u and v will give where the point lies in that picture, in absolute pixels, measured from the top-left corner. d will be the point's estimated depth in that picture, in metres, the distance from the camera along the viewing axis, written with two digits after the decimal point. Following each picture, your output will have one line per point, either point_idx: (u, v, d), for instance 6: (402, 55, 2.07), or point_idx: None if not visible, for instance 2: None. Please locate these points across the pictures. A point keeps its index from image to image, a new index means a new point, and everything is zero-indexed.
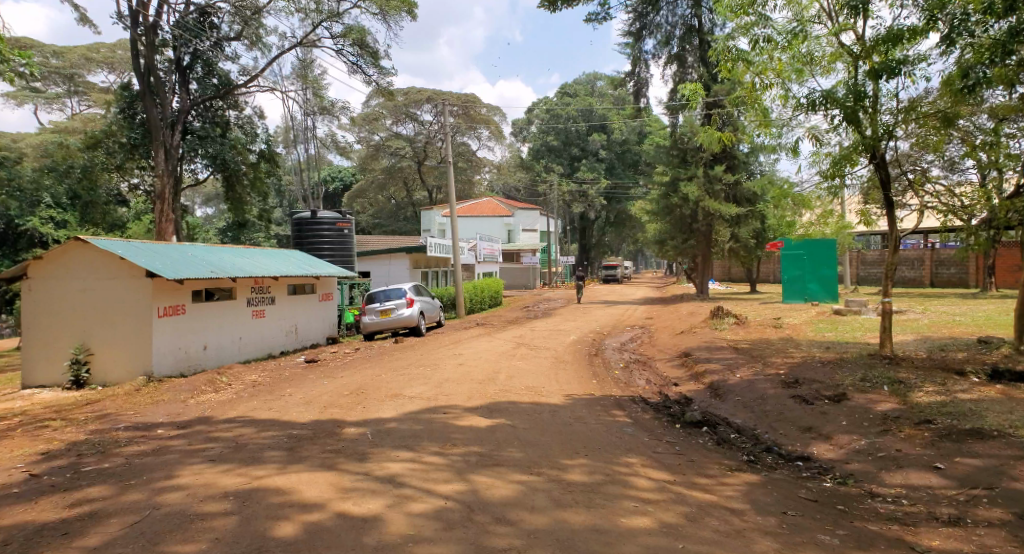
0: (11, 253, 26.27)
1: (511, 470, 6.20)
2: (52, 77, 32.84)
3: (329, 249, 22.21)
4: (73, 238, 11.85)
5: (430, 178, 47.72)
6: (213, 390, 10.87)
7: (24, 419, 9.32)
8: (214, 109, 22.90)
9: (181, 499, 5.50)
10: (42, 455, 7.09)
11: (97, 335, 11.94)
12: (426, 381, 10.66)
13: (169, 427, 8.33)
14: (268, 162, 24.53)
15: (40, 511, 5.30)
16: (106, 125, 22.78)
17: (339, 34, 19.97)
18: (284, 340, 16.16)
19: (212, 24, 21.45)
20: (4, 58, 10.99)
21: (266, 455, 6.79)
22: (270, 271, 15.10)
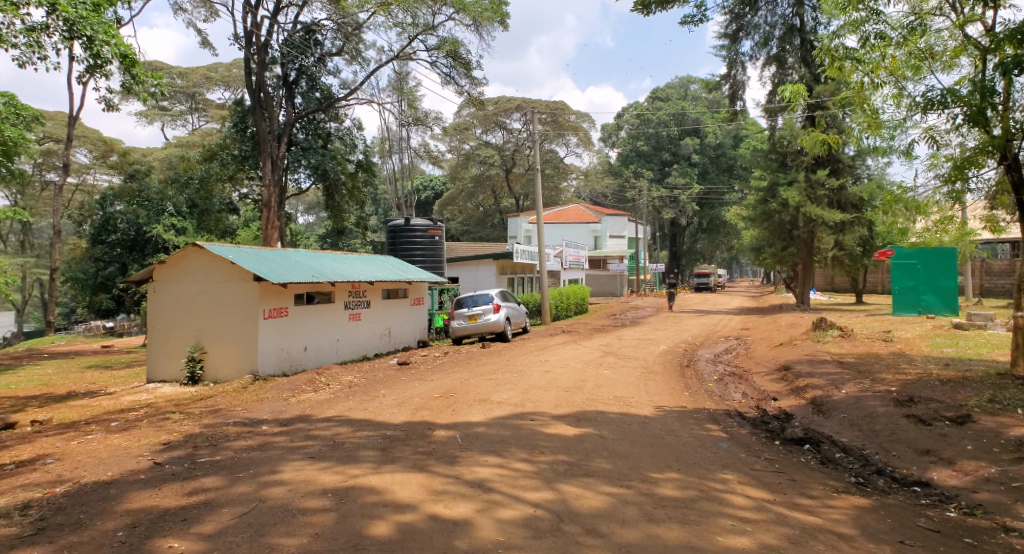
0: (139, 258, 28.94)
1: (601, 481, 6.09)
2: (177, 96, 35.84)
3: (421, 255, 22.79)
4: (191, 244, 12.74)
5: (517, 185, 48.09)
6: (312, 390, 11.36)
7: (148, 411, 10.09)
8: (316, 122, 24.12)
9: (285, 494, 5.77)
10: (163, 445, 7.63)
11: (211, 334, 12.77)
12: (513, 387, 10.68)
13: (272, 424, 8.77)
14: (365, 171, 25.52)
15: (162, 498, 5.70)
16: (222, 138, 24.41)
17: (434, 47, 20.51)
18: (378, 343, 16.71)
19: (316, 41, 22.58)
20: (138, 78, 11.98)
21: (361, 454, 7.01)
22: (366, 275, 15.66)
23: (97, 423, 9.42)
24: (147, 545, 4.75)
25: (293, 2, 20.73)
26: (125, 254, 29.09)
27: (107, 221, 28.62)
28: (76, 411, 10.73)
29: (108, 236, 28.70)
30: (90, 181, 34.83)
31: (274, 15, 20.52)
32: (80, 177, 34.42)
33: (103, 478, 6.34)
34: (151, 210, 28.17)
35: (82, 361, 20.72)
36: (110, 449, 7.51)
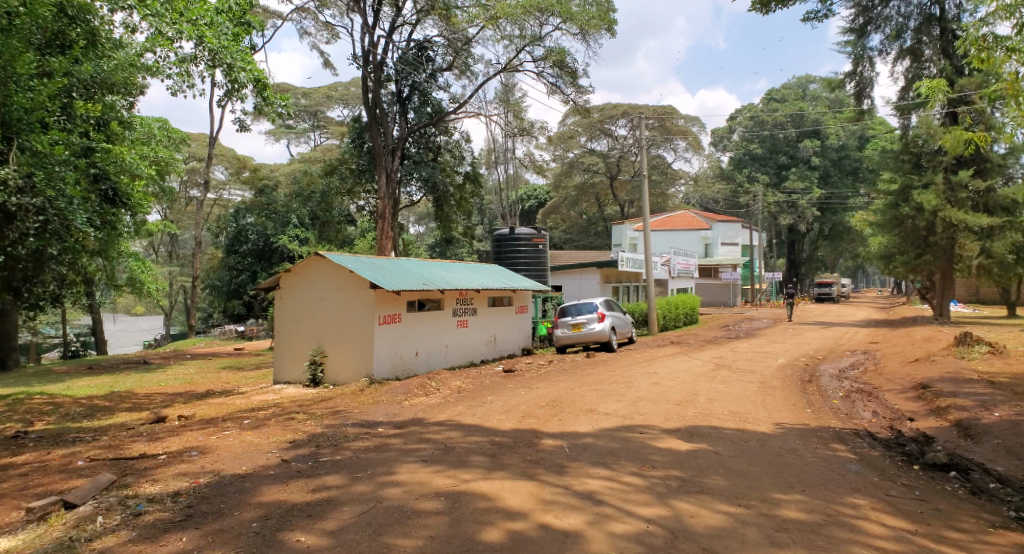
0: (267, 267, 31.13)
1: (717, 499, 5.84)
2: (301, 114, 38.32)
3: (525, 264, 22.95)
4: (314, 253, 13.51)
5: (623, 192, 47.46)
6: (423, 394, 11.69)
7: (276, 411, 10.78)
8: (427, 136, 24.96)
9: (400, 495, 5.95)
10: (290, 443, 8.11)
11: (331, 338, 13.47)
12: (620, 398, 10.47)
13: (386, 426, 9.10)
14: (472, 182, 26.04)
15: (291, 492, 6.05)
16: (341, 153, 25.83)
17: (541, 57, 20.71)
18: (485, 350, 16.98)
19: (428, 57, 23.45)
20: (268, 100, 12.91)
21: (472, 459, 7.11)
22: (474, 284, 15.96)
23: (233, 420, 10.17)
24: (276, 537, 5.03)
25: (408, 21, 21.65)
26: (254, 263, 31.34)
27: (240, 233, 30.98)
28: (215, 408, 11.65)
29: (240, 247, 31.05)
30: (226, 197, 37.95)
31: (390, 34, 21.51)
32: (217, 193, 37.58)
33: (239, 471, 6.81)
34: (278, 222, 30.39)
35: (218, 362, 22.55)
36: (244, 445, 8.08)
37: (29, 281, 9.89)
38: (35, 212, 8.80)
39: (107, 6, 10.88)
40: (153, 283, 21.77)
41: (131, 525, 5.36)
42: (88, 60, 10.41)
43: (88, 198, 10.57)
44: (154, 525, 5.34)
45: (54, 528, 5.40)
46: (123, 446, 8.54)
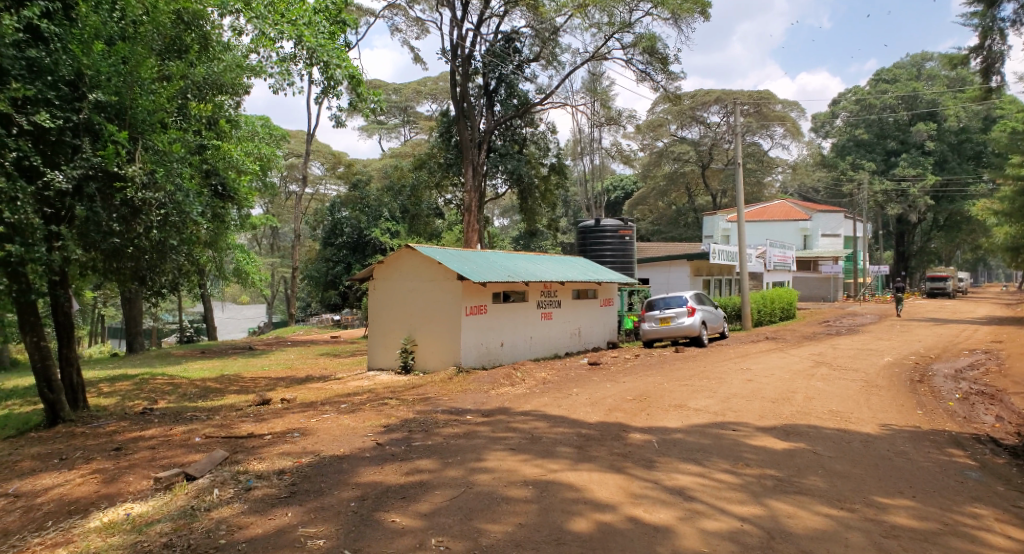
0: (361, 259, 32.34)
1: (818, 500, 5.57)
2: (393, 110, 39.44)
3: (611, 256, 22.70)
4: (404, 246, 13.91)
5: (715, 182, 45.96)
6: (510, 384, 11.80)
7: (370, 396, 11.21)
8: (513, 128, 25.08)
9: (490, 481, 6.04)
10: (384, 428, 8.40)
11: (421, 328, 13.84)
12: (712, 394, 10.18)
13: (474, 414, 9.25)
14: (558, 174, 25.89)
15: (386, 474, 6.28)
16: (430, 148, 26.43)
17: (630, 44, 20.33)
18: (570, 342, 16.95)
19: (515, 49, 23.54)
20: (362, 96, 13.34)
21: (559, 450, 7.12)
22: (558, 276, 15.94)
23: (330, 404, 10.65)
24: (373, 518, 5.22)
25: (495, 14, 21.81)
26: (349, 255, 32.65)
27: (335, 226, 32.35)
28: (314, 393, 12.25)
29: (336, 239, 32.41)
30: (322, 191, 39.70)
31: (478, 26, 21.74)
32: (315, 187, 39.37)
33: (337, 453, 7.12)
34: (371, 215, 31.51)
35: (317, 350, 23.64)
36: (341, 428, 8.44)
37: (154, 272, 10.53)
38: (158, 205, 9.55)
39: (218, 11, 11.55)
40: (257, 274, 23.14)
41: (244, 498, 5.72)
42: (201, 63, 11.14)
43: (202, 193, 11.36)
44: (264, 500, 5.67)
45: (178, 497, 5.84)
46: (233, 426, 9.12)
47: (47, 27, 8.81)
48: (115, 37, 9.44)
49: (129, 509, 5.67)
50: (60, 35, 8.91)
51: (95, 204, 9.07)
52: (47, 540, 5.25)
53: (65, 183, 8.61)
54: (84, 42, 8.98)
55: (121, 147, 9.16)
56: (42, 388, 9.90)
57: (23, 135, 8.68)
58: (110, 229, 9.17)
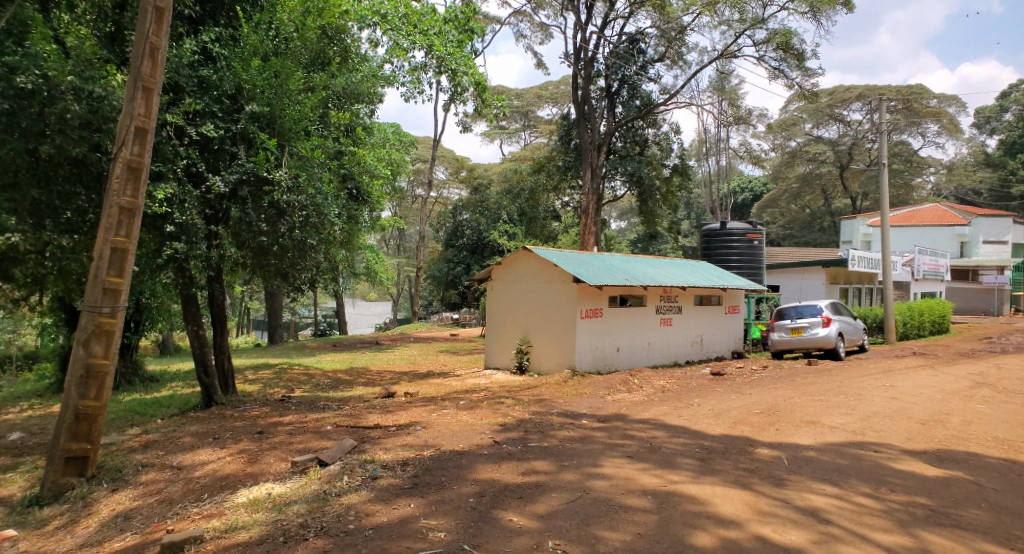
0: (480, 260, 33.14)
1: (978, 537, 5.01)
2: (514, 115, 40.06)
3: (737, 261, 21.72)
4: (522, 248, 14.09)
5: (855, 183, 42.80)
6: (627, 390, 11.58)
7: (487, 394, 11.42)
8: (635, 129, 24.60)
9: (607, 488, 5.95)
10: (500, 426, 8.53)
11: (536, 329, 13.93)
12: (850, 412, 9.45)
13: (591, 419, 9.16)
14: (680, 175, 25.11)
15: (502, 473, 6.36)
16: (549, 151, 26.57)
17: (762, 41, 19.39)
18: (691, 350, 16.39)
19: (640, 50, 23.16)
20: (486, 102, 13.60)
21: (680, 461, 6.89)
22: (680, 281, 15.43)
23: (450, 400, 10.96)
24: (491, 515, 5.31)
25: (620, 15, 21.57)
26: (469, 256, 33.59)
27: (457, 228, 33.67)
28: (434, 388, 12.68)
29: (457, 241, 33.52)
30: (445, 195, 41.09)
31: (602, 29, 21.60)
32: (438, 191, 40.91)
33: (456, 448, 7.32)
34: (490, 218, 32.26)
35: (437, 347, 24.46)
36: (460, 424, 8.66)
37: (295, 269, 11.28)
38: (300, 208, 10.28)
39: (358, 25, 12.24)
40: (384, 273, 24.35)
41: (370, 487, 6.00)
42: (342, 74, 11.85)
43: (338, 196, 12.07)
44: (388, 490, 5.92)
45: (312, 481, 6.24)
46: (360, 416, 9.62)
47: (215, 48, 9.83)
48: (270, 53, 10.30)
49: (271, 489, 6.12)
50: (226, 54, 9.87)
51: (247, 206, 9.92)
52: (203, 511, 5.77)
53: (223, 188, 9.46)
54: (244, 58, 9.85)
55: (271, 154, 9.93)
56: (200, 373, 10.90)
57: (191, 144, 9.67)
58: (259, 229, 10.07)
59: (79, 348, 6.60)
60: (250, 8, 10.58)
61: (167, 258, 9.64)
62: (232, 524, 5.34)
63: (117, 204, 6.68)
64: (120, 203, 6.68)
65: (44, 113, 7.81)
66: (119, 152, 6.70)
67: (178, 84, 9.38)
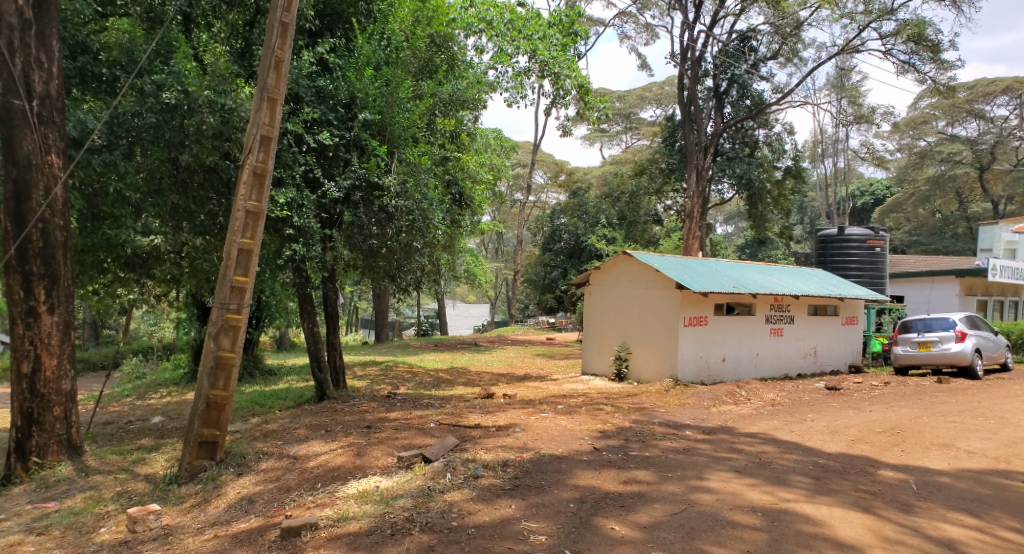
0: (578, 265, 33.12)
1: None
2: (616, 118, 39.68)
3: (856, 269, 20.41)
4: (622, 252, 13.92)
5: (997, 186, 39.05)
6: (733, 402, 11.13)
7: (586, 400, 11.35)
8: (744, 130, 23.63)
9: (713, 502, 5.74)
10: (600, 433, 8.44)
11: (636, 336, 13.69)
12: (989, 437, 8.61)
13: (694, 430, 8.88)
14: (794, 178, 23.90)
15: (603, 480, 6.29)
16: (652, 153, 26.11)
17: (890, 33, 18.16)
18: (803, 363, 15.54)
19: (751, 48, 22.31)
20: (589, 104, 13.48)
21: (792, 478, 6.54)
22: (791, 289, 14.68)
23: (548, 403, 10.98)
24: (592, 521, 5.26)
25: (730, 12, 20.86)
26: (566, 260, 33.64)
27: (555, 232, 33.78)
28: (532, 391, 12.75)
29: (555, 245, 33.68)
30: (544, 199, 41.35)
31: (711, 27, 20.99)
32: (537, 196, 41.22)
33: (557, 452, 7.32)
34: (589, 222, 32.21)
35: (533, 350, 24.65)
36: (559, 428, 8.65)
37: (402, 271, 11.57)
38: (407, 212, 10.61)
39: (464, 33, 12.52)
40: (483, 276, 24.84)
41: (472, 485, 6.11)
42: (449, 81, 12.11)
43: (443, 200, 12.39)
44: (490, 489, 6.00)
45: (417, 476, 6.43)
46: (461, 415, 9.82)
47: (331, 60, 10.40)
48: (382, 63, 10.74)
49: (378, 482, 6.36)
50: (341, 65, 10.41)
51: (359, 210, 10.48)
52: (317, 499, 6.09)
53: (337, 193, 9.95)
54: (358, 69, 10.34)
55: (381, 160, 10.35)
56: (314, 368, 11.51)
57: (309, 152, 10.24)
58: (370, 232, 10.53)
59: (210, 341, 7.12)
60: (364, 20, 11.11)
61: (287, 259, 10.23)
62: (342, 514, 5.59)
63: (243, 208, 7.15)
64: (246, 207, 7.16)
65: (183, 125, 8.51)
66: (245, 159, 7.18)
67: (298, 94, 9.98)
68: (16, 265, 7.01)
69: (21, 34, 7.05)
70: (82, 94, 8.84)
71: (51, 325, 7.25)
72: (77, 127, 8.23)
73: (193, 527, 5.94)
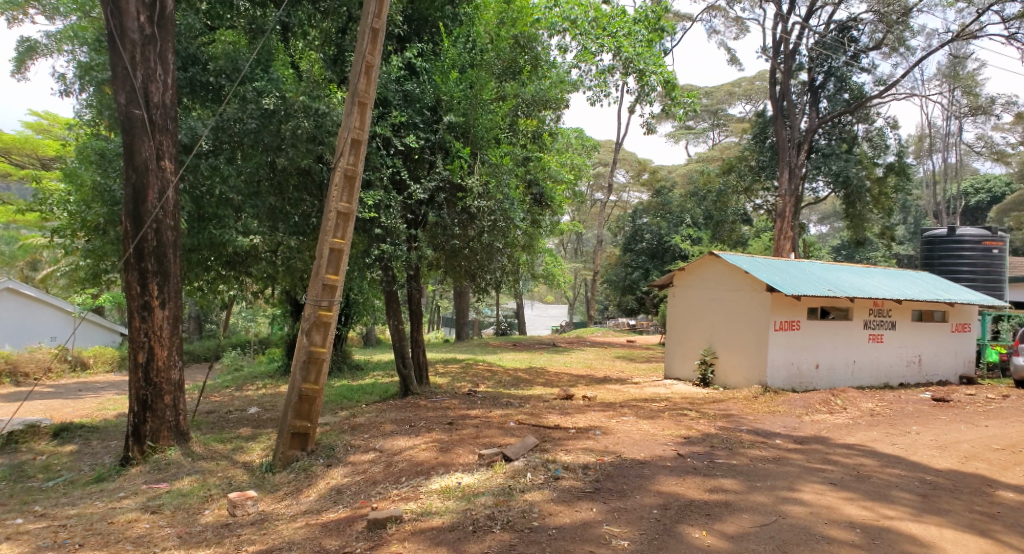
0: (661, 265, 32.43)
1: None
2: (703, 114, 38.62)
3: (969, 271, 18.94)
4: (709, 253, 13.53)
5: None
6: (828, 411, 10.57)
7: (668, 405, 11.07)
8: (841, 125, 22.56)
9: (806, 515, 5.46)
10: (684, 439, 8.22)
11: (723, 340, 13.27)
12: None
13: (786, 439, 8.49)
14: (897, 175, 22.48)
15: (687, 488, 6.10)
16: (741, 151, 25.27)
17: (1013, 16, 16.75)
18: (906, 372, 14.59)
19: (852, 38, 21.20)
20: (676, 100, 13.12)
21: (895, 494, 6.14)
22: (894, 293, 13.79)
23: (629, 407, 10.79)
24: (676, 529, 5.12)
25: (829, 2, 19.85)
26: (648, 261, 32.96)
27: (636, 232, 33.19)
28: (613, 394, 12.57)
29: (637, 245, 33.09)
30: (626, 198, 40.80)
31: (806, 18, 20.07)
32: (618, 195, 40.74)
33: (639, 457, 7.17)
34: (673, 222, 31.50)
35: (613, 352, 24.32)
36: (641, 433, 8.47)
37: (483, 272, 11.68)
38: (489, 213, 10.71)
39: (548, 33, 12.55)
40: (563, 276, 24.75)
41: (553, 486, 6.07)
42: (532, 81, 12.08)
43: (524, 200, 12.45)
44: (571, 491, 5.95)
45: (498, 474, 6.46)
46: (541, 416, 9.79)
47: (418, 64, 10.65)
48: (467, 65, 10.86)
49: (460, 478, 6.44)
50: (428, 69, 10.63)
51: (443, 211, 10.71)
52: (402, 493, 6.23)
53: (422, 194, 10.16)
54: (444, 72, 10.52)
55: (464, 162, 10.46)
56: (399, 364, 11.80)
57: (397, 154, 10.49)
58: (452, 233, 10.75)
59: (303, 337, 7.42)
60: (450, 24, 11.34)
61: (374, 259, 10.56)
62: (426, 508, 5.69)
63: (335, 209, 7.41)
64: (337, 208, 7.43)
65: (280, 129, 8.92)
66: (337, 162, 7.43)
67: (387, 98, 10.26)
68: (133, 262, 7.57)
69: (142, 49, 7.59)
70: (192, 102, 9.45)
71: (163, 318, 7.77)
72: (187, 134, 8.85)
73: (287, 514, 6.21)
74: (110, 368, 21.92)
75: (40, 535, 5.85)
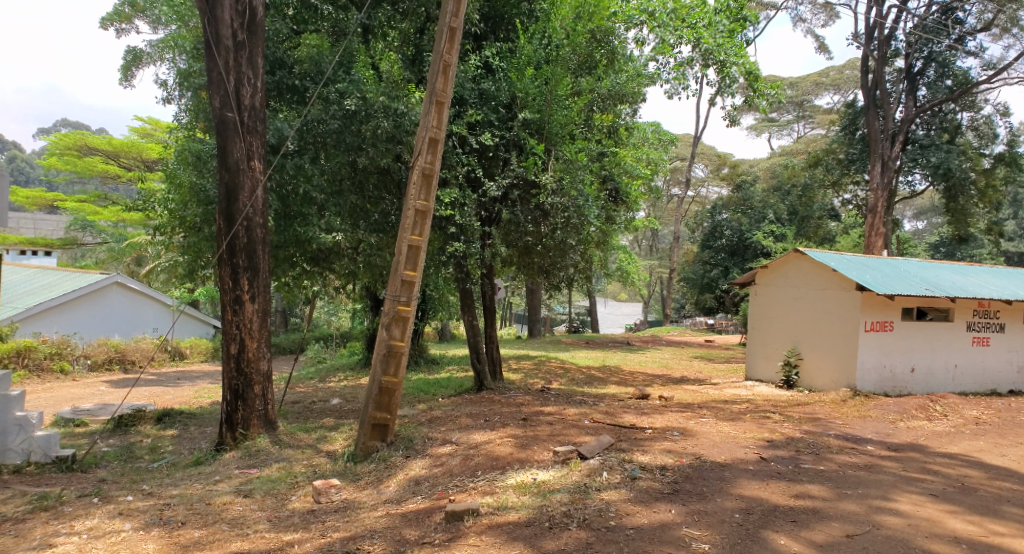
0: (741, 263, 31.41)
1: None
2: (787, 105, 37.17)
3: None
4: (793, 250, 12.99)
5: None
6: (925, 417, 9.93)
7: (749, 406, 10.70)
8: (943, 114, 21.06)
9: (903, 526, 5.15)
10: (768, 442, 7.90)
11: (808, 340, 12.71)
12: None
13: (878, 446, 8.02)
14: (1007, 166, 20.83)
15: (771, 493, 5.86)
16: (829, 144, 24.21)
17: None
18: (1015, 379, 13.54)
19: (956, 20, 19.86)
20: (759, 91, 12.63)
21: (1004, 509, 5.70)
22: (1000, 293, 12.80)
23: (708, 408, 10.50)
24: (761, 534, 4.94)
25: None
26: (727, 258, 31.98)
27: (715, 229, 32.25)
28: (691, 394, 12.26)
29: (716, 242, 32.19)
30: (704, 193, 39.78)
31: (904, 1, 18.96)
32: (696, 190, 39.76)
33: (720, 459, 6.95)
34: (754, 218, 30.46)
35: (691, 351, 23.76)
36: (722, 435, 8.21)
37: (556, 268, 11.66)
38: (563, 209, 10.64)
39: (625, 26, 12.39)
40: (637, 274, 24.38)
41: (630, 486, 5.97)
42: (608, 76, 11.91)
43: (598, 196, 12.34)
44: (648, 491, 5.83)
45: (573, 472, 6.42)
46: (616, 414, 9.66)
47: (495, 62, 10.74)
48: (542, 61, 10.85)
49: (536, 474, 6.44)
50: (504, 66, 10.69)
51: (517, 208, 10.75)
52: (478, 487, 6.28)
53: (497, 191, 10.21)
54: (520, 69, 10.54)
55: (539, 159, 10.44)
56: (473, 360, 11.93)
57: (472, 152, 10.59)
58: (526, 229, 10.80)
59: (383, 331, 7.61)
60: (526, 21, 11.46)
61: (449, 256, 10.76)
62: (502, 502, 5.72)
63: (413, 207, 7.54)
64: (416, 206, 7.55)
65: (361, 129, 9.16)
66: (415, 161, 7.56)
67: (463, 97, 10.41)
68: (226, 258, 7.97)
69: (235, 55, 7.96)
70: (279, 105, 9.85)
71: (252, 311, 8.14)
72: (274, 135, 9.22)
73: (368, 503, 6.38)
74: (204, 357, 23.27)
75: (147, 511, 6.24)
